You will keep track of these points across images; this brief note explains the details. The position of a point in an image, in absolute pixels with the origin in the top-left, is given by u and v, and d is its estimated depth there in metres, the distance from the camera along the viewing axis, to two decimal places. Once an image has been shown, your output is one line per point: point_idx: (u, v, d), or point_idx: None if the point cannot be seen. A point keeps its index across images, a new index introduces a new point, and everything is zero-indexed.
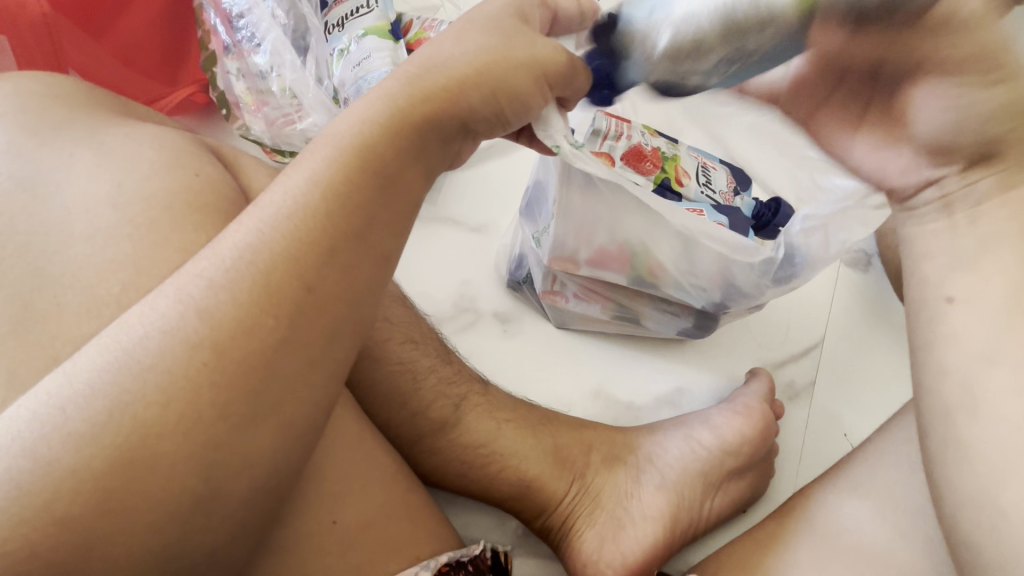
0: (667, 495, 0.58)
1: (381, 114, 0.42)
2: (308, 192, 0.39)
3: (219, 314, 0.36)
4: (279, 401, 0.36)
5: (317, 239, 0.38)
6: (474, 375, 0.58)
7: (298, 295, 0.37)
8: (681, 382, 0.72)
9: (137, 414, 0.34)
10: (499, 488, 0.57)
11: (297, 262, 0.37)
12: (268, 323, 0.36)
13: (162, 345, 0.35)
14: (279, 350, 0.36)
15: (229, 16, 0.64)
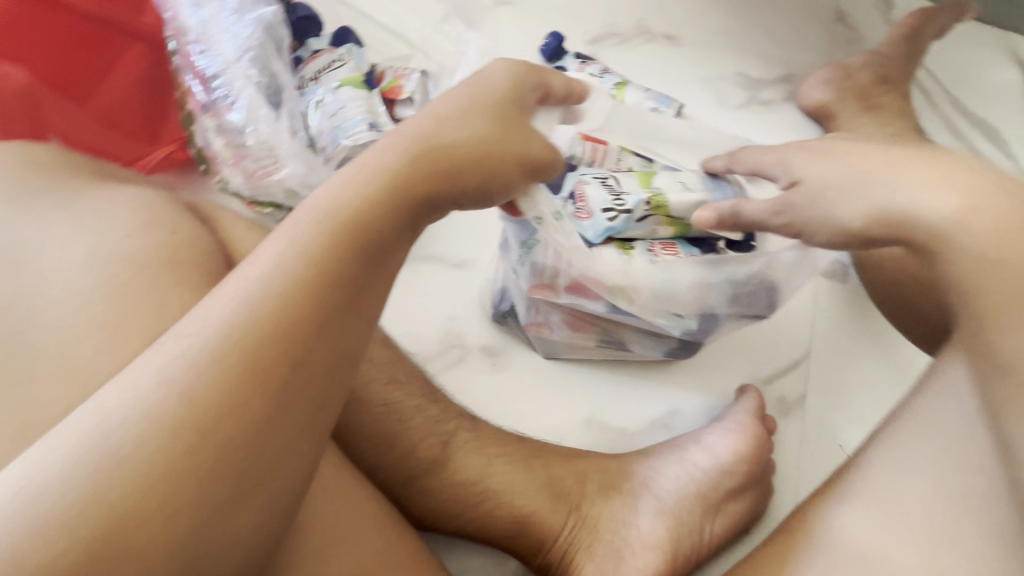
0: (666, 521, 0.57)
1: (375, 185, 0.43)
2: (295, 259, 0.39)
3: (200, 391, 0.34)
4: (268, 471, 0.36)
5: (304, 305, 0.38)
6: (462, 411, 0.58)
7: (288, 369, 0.36)
8: (673, 404, 0.72)
9: (116, 489, 0.32)
10: (494, 526, 0.55)
11: (285, 329, 0.37)
12: (259, 401, 0.35)
13: (139, 416, 0.34)
14: (269, 426, 0.36)
15: (205, 78, 0.66)
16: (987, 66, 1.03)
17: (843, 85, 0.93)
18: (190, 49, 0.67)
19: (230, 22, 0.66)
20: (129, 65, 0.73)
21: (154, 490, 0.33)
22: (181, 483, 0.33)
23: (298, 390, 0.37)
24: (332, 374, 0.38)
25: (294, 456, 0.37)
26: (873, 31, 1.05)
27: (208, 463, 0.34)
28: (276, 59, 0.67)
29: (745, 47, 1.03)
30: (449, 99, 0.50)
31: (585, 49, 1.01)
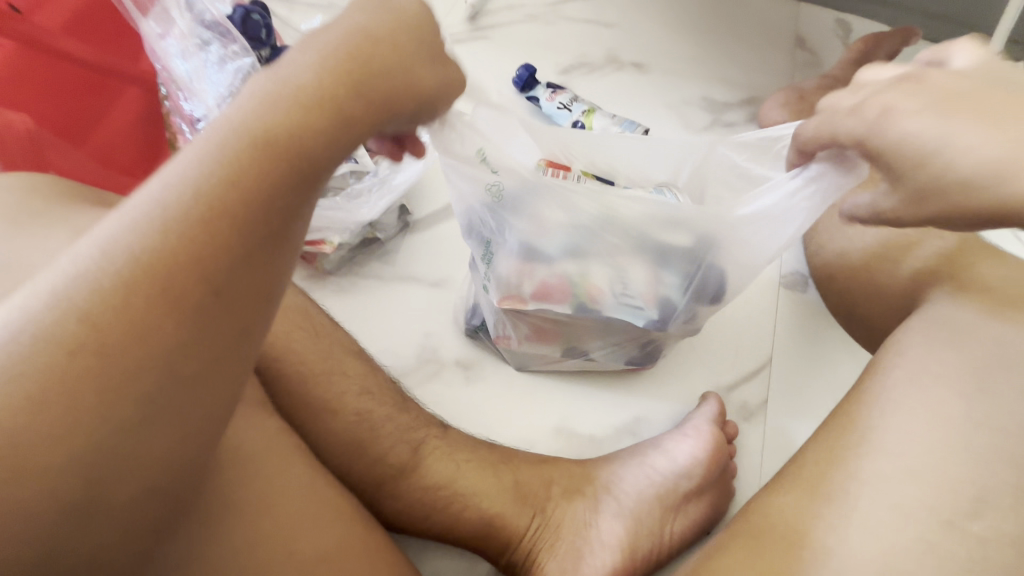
0: (625, 522, 0.60)
1: (270, 119, 0.38)
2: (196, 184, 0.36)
3: (94, 315, 0.33)
4: (150, 433, 0.34)
5: (207, 228, 0.35)
6: (432, 419, 0.62)
7: (168, 324, 0.34)
8: (638, 412, 0.76)
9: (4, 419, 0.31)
10: (461, 527, 0.59)
11: (191, 260, 0.34)
12: (130, 359, 0.33)
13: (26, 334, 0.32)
14: (144, 382, 0.33)
15: (193, 120, 0.71)
16: None
17: (798, 107, 0.99)
18: (179, 97, 0.72)
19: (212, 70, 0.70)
20: (127, 107, 0.79)
21: (55, 422, 0.32)
22: (82, 415, 0.32)
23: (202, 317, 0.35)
24: (249, 303, 0.37)
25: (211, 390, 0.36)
26: (830, 56, 1.12)
27: (107, 397, 0.32)
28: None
29: (707, 73, 1.09)
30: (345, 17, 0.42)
31: (557, 78, 1.07)
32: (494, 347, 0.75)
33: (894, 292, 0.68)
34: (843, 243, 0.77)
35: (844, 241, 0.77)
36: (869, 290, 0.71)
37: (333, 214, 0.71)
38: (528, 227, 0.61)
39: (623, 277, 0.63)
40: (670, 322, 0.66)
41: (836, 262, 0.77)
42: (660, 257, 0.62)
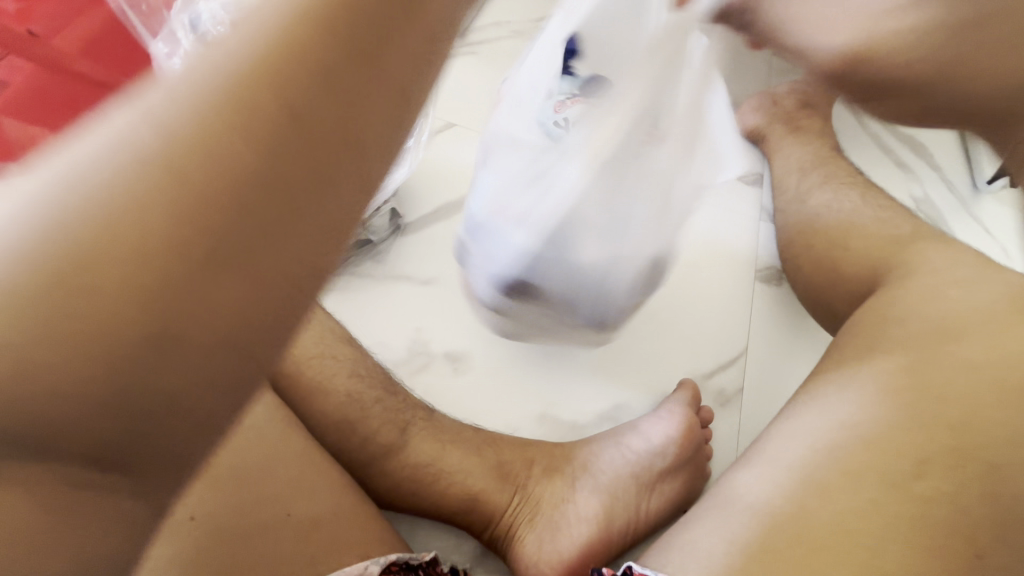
0: (601, 497, 0.64)
1: None
2: (253, 32, 0.25)
3: (171, 154, 0.24)
4: (226, 284, 0.26)
5: (286, 62, 0.25)
6: (418, 403, 0.66)
7: (259, 142, 0.25)
8: (618, 399, 0.79)
9: (73, 280, 0.23)
10: (445, 504, 0.63)
11: (260, 95, 0.25)
12: (199, 190, 0.24)
13: (108, 177, 0.24)
14: (221, 217, 0.25)
15: None
16: None
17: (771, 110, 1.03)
18: None
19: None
20: None
21: (79, 318, 0.23)
22: (110, 305, 0.24)
23: (298, 119, 0.26)
24: (380, 100, 0.28)
25: (286, 288, 0.27)
26: None
27: (151, 283, 0.24)
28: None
29: None
30: None
31: None
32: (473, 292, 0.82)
33: (856, 281, 0.72)
34: (810, 236, 0.81)
35: (811, 234, 0.81)
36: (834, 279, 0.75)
37: None
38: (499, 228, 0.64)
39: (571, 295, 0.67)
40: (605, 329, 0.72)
41: (806, 253, 0.81)
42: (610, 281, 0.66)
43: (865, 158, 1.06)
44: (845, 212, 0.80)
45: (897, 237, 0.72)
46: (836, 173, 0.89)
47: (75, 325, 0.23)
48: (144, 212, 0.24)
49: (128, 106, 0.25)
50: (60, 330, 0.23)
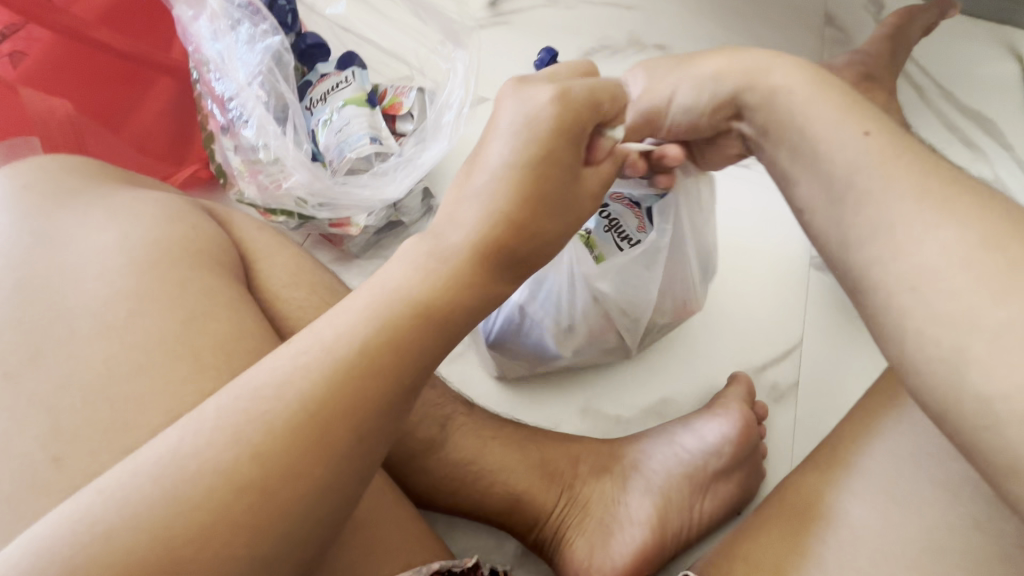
0: (653, 499, 0.59)
1: (448, 256, 0.42)
2: (365, 331, 0.39)
3: (272, 448, 0.35)
4: (289, 523, 0.35)
5: (372, 380, 0.38)
6: (458, 397, 0.62)
7: (335, 429, 0.36)
8: (665, 393, 0.74)
9: (183, 537, 0.33)
10: (488, 504, 0.60)
11: (352, 415, 0.37)
12: (297, 455, 0.36)
13: (216, 458, 0.35)
14: (305, 480, 0.36)
15: (223, 101, 0.73)
16: (978, 60, 1.04)
17: None
18: (209, 78, 0.74)
19: (240, 49, 0.72)
20: (159, 95, 0.81)
21: (186, 555, 0.33)
22: (219, 550, 0.34)
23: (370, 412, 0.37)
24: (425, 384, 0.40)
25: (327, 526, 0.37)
26: (863, 29, 1.06)
27: (246, 532, 0.34)
28: (281, 77, 0.73)
29: None
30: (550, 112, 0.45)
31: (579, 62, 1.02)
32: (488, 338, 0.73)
33: None
34: None
35: None
36: None
37: (359, 193, 0.70)
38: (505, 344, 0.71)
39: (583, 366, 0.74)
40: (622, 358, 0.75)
41: None
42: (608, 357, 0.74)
43: (932, 135, 0.99)
44: None
45: None
46: None
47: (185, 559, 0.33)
48: (263, 482, 0.35)
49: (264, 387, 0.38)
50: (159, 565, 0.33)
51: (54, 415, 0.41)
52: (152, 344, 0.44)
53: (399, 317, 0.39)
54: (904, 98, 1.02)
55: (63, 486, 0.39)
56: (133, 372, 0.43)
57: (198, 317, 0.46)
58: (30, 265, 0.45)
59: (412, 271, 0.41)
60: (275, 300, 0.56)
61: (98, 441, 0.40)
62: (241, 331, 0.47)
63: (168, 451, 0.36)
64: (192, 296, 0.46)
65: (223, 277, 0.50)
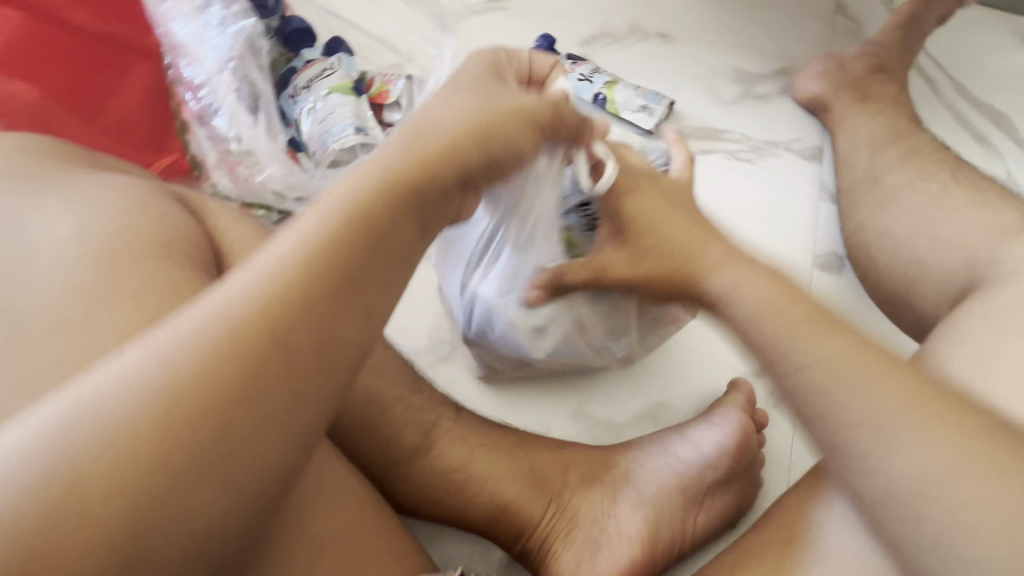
0: (645, 512, 0.57)
1: (382, 174, 0.40)
2: (305, 250, 0.36)
3: (201, 354, 0.31)
4: (232, 453, 0.31)
5: (315, 278, 0.35)
6: (444, 401, 0.60)
7: (273, 343, 0.33)
8: (660, 398, 0.72)
9: (93, 465, 0.28)
10: (473, 514, 0.57)
11: (291, 303, 0.34)
12: (232, 379, 0.31)
13: (126, 400, 0.30)
14: (246, 403, 0.31)
15: (195, 88, 0.70)
16: (992, 53, 1.00)
17: (836, 75, 0.90)
18: (179, 64, 0.70)
19: (208, 32, 0.68)
20: (135, 83, 0.78)
21: (93, 484, 0.28)
22: (137, 473, 0.29)
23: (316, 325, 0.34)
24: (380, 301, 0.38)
25: (266, 444, 0.32)
26: (874, 19, 1.02)
27: (170, 452, 0.29)
28: (253, 64, 0.70)
29: (739, 43, 0.99)
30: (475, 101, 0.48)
31: (577, 50, 0.97)
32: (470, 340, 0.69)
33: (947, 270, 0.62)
34: (884, 221, 0.72)
35: (889, 218, 0.71)
36: (917, 272, 0.65)
37: None
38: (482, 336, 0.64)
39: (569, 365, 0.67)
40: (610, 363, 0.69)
41: (880, 240, 0.71)
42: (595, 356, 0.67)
43: (943, 130, 0.94)
44: (930, 193, 0.70)
45: (1000, 224, 0.61)
46: (916, 147, 0.79)
47: (94, 488, 0.28)
48: (189, 395, 0.30)
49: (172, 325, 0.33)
50: (66, 502, 0.28)
51: None
52: (107, 344, 0.41)
53: (348, 219, 0.37)
54: (914, 91, 0.98)
55: None
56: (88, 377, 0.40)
57: (159, 318, 0.43)
58: None
59: (364, 180, 0.40)
60: None
61: None
62: None
63: (83, 385, 0.31)
64: (154, 292, 0.44)
65: (191, 270, 0.47)
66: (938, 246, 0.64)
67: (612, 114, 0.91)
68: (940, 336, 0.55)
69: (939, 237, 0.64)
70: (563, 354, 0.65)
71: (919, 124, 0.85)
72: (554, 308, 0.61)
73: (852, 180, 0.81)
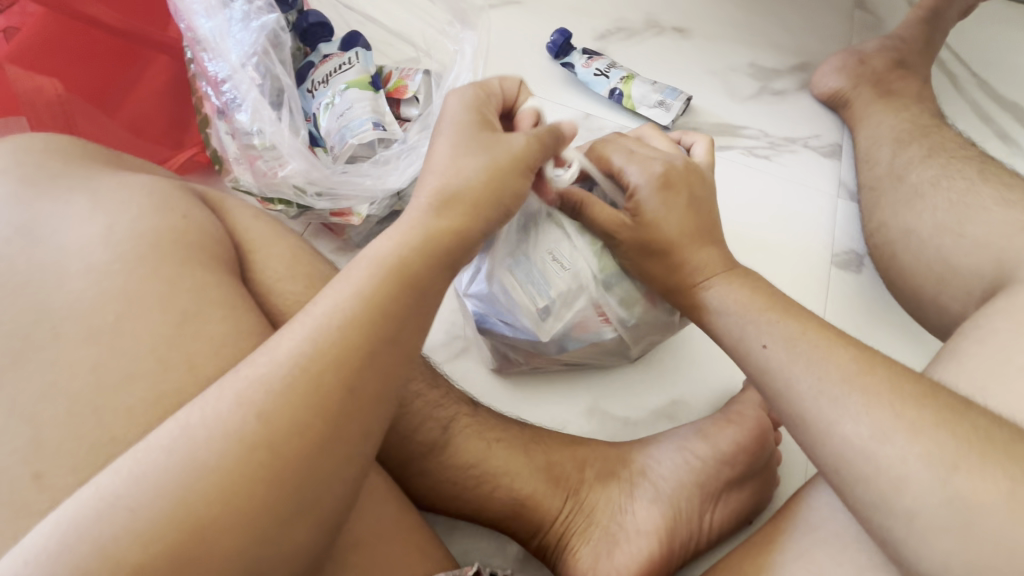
0: (662, 508, 0.57)
1: (412, 235, 0.44)
2: (347, 306, 0.40)
3: (265, 418, 0.36)
4: (298, 498, 0.36)
5: (358, 340, 0.39)
6: (462, 397, 0.60)
7: (328, 402, 0.37)
8: (676, 395, 0.71)
9: (177, 523, 0.33)
10: (491, 508, 0.57)
11: (339, 367, 0.38)
12: (303, 434, 0.36)
13: (206, 449, 0.35)
14: (309, 458, 0.36)
15: (216, 82, 0.69)
16: (1017, 48, 0.98)
17: (858, 70, 0.88)
18: (202, 58, 0.70)
19: (234, 27, 0.69)
20: (155, 76, 0.78)
21: (180, 540, 0.33)
22: (218, 526, 0.33)
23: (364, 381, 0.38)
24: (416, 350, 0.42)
25: (332, 491, 0.37)
26: (893, 13, 1.00)
27: (238, 503, 0.34)
28: (276, 58, 0.70)
29: (758, 38, 0.97)
30: (484, 144, 0.50)
31: (593, 44, 0.97)
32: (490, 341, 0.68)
33: (974, 272, 0.61)
34: (908, 220, 0.70)
35: (913, 216, 0.70)
36: (942, 272, 0.64)
37: (361, 182, 0.67)
38: (499, 325, 0.64)
39: (589, 353, 0.66)
40: (631, 353, 0.68)
41: (903, 239, 0.70)
42: (611, 345, 0.65)
43: (967, 126, 0.92)
44: (956, 191, 0.69)
45: None
46: (940, 143, 0.77)
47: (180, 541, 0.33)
48: (257, 454, 0.35)
49: (234, 385, 0.37)
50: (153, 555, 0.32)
51: (33, 425, 0.38)
52: (141, 350, 0.41)
53: (386, 279, 0.41)
54: (937, 86, 0.96)
55: (42, 504, 0.37)
56: (121, 380, 0.40)
57: (190, 319, 0.43)
58: (11, 259, 0.43)
59: (394, 244, 0.43)
60: (271, 297, 0.53)
61: (82, 454, 0.38)
62: (235, 333, 0.45)
63: (155, 448, 0.35)
64: (182, 295, 0.44)
65: (216, 271, 0.48)
66: (965, 246, 0.63)
67: (629, 110, 0.90)
68: (967, 336, 0.54)
69: (966, 236, 0.63)
70: (574, 340, 0.63)
71: (943, 120, 0.83)
72: (563, 290, 0.60)
73: (874, 176, 0.80)
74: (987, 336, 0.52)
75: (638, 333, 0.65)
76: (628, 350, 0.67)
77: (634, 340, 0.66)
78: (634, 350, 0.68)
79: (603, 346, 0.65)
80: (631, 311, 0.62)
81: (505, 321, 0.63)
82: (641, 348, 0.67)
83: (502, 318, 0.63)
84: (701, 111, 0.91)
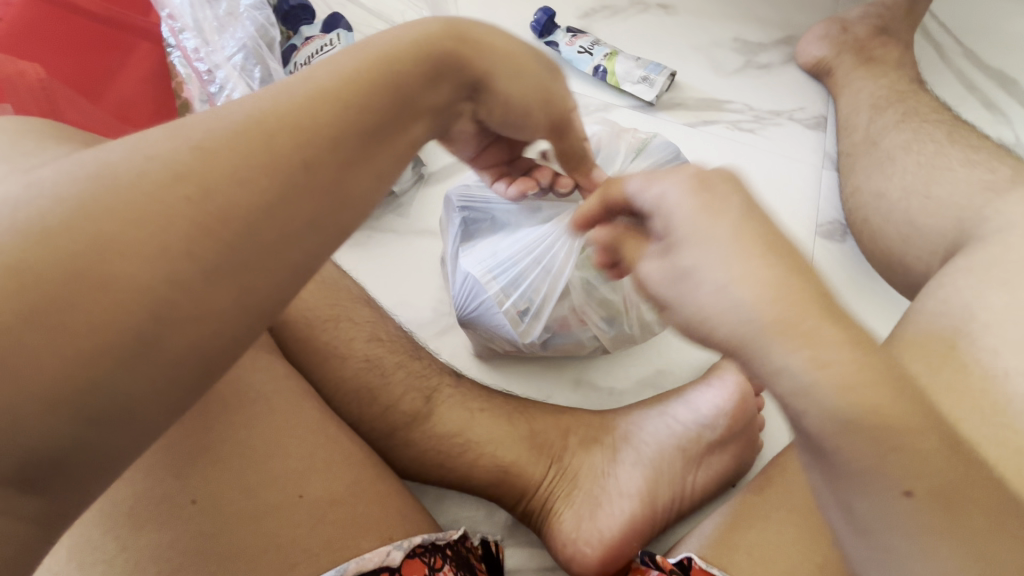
0: (644, 472, 0.58)
1: (376, 48, 0.36)
2: (294, 88, 0.32)
3: (153, 177, 0.28)
4: (194, 299, 0.27)
5: (301, 126, 0.31)
6: (444, 368, 0.61)
7: (254, 176, 0.29)
8: (660, 364, 0.72)
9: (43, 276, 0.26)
10: (475, 476, 0.59)
11: (267, 141, 0.30)
12: (199, 200, 0.28)
13: (79, 199, 0.27)
14: (206, 237, 0.28)
15: (201, 74, 0.71)
16: (1001, 15, 0.98)
17: (841, 39, 0.88)
18: (187, 47, 0.71)
19: (223, 23, 0.71)
20: (139, 62, 0.78)
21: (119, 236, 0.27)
22: (126, 274, 0.26)
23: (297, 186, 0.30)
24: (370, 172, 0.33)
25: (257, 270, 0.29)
26: None
27: (117, 271, 0.26)
28: (268, 53, 0.71)
29: (742, 12, 0.97)
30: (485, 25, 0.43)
31: (577, 23, 0.96)
32: (478, 340, 0.68)
33: (935, 232, 0.62)
34: (879, 183, 0.72)
35: (884, 180, 0.71)
36: (908, 233, 0.65)
37: None
38: (486, 325, 0.64)
39: (576, 350, 0.67)
40: (619, 347, 0.68)
41: (874, 203, 0.71)
42: (603, 342, 0.66)
43: (949, 93, 0.92)
44: (926, 154, 0.70)
45: (991, 182, 0.61)
46: (915, 109, 0.78)
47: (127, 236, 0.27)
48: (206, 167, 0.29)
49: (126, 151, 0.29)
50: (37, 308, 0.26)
51: None
52: None
53: (346, 76, 0.33)
54: (920, 56, 0.96)
55: None
56: None
57: None
58: None
59: (390, 36, 0.38)
60: None
61: None
62: None
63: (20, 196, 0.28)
64: None
65: None
66: (930, 207, 0.64)
67: (614, 87, 0.91)
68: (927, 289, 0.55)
69: (932, 197, 0.64)
70: (557, 340, 0.65)
71: (921, 86, 0.84)
72: (542, 294, 0.61)
73: (851, 143, 0.81)
74: (942, 288, 0.52)
75: (624, 332, 0.65)
76: (615, 346, 0.68)
77: (621, 336, 0.66)
78: (621, 346, 0.68)
79: (592, 341, 0.66)
80: (610, 319, 0.64)
81: (494, 321, 0.63)
82: (625, 345, 0.68)
83: (490, 320, 0.63)
84: (684, 86, 0.91)
